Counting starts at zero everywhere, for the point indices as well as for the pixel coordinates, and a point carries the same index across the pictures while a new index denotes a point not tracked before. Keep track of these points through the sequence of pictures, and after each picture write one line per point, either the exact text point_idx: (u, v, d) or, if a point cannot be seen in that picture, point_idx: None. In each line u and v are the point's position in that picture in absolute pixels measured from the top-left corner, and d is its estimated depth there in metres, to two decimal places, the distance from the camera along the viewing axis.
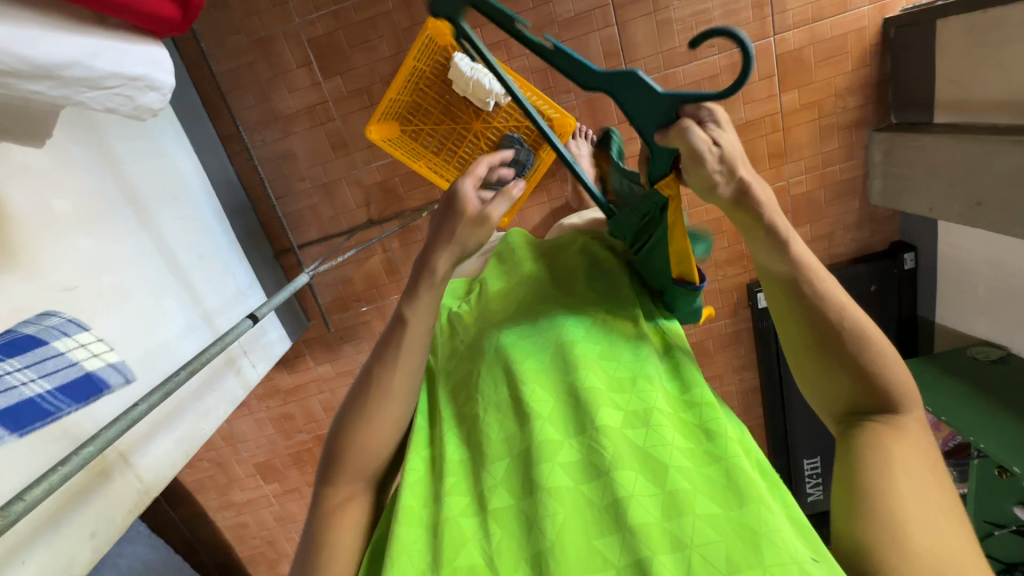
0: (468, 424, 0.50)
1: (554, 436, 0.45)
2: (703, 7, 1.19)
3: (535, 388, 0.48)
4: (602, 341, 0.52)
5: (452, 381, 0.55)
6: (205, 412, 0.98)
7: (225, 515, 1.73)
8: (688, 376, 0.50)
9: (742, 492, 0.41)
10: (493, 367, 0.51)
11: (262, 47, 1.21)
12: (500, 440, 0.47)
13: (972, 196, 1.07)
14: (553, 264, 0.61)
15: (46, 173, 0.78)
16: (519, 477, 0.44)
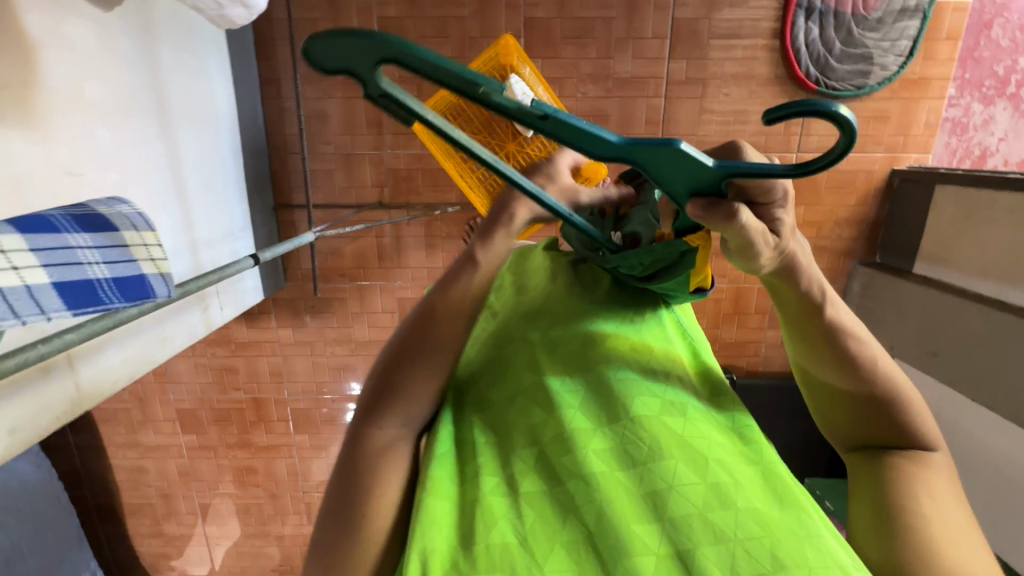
0: (488, 411, 0.52)
1: (587, 427, 0.48)
2: (743, 108, 1.28)
3: (562, 381, 0.51)
4: (633, 345, 0.55)
5: (467, 372, 0.57)
6: (161, 338, 0.94)
7: (126, 455, 1.61)
8: (719, 388, 0.55)
9: (780, 495, 0.45)
10: (517, 358, 0.54)
11: (331, 8, 1.22)
12: (527, 427, 0.49)
13: (930, 346, 1.17)
14: (579, 275, 0.63)
15: (90, 55, 0.76)
16: (551, 462, 0.47)
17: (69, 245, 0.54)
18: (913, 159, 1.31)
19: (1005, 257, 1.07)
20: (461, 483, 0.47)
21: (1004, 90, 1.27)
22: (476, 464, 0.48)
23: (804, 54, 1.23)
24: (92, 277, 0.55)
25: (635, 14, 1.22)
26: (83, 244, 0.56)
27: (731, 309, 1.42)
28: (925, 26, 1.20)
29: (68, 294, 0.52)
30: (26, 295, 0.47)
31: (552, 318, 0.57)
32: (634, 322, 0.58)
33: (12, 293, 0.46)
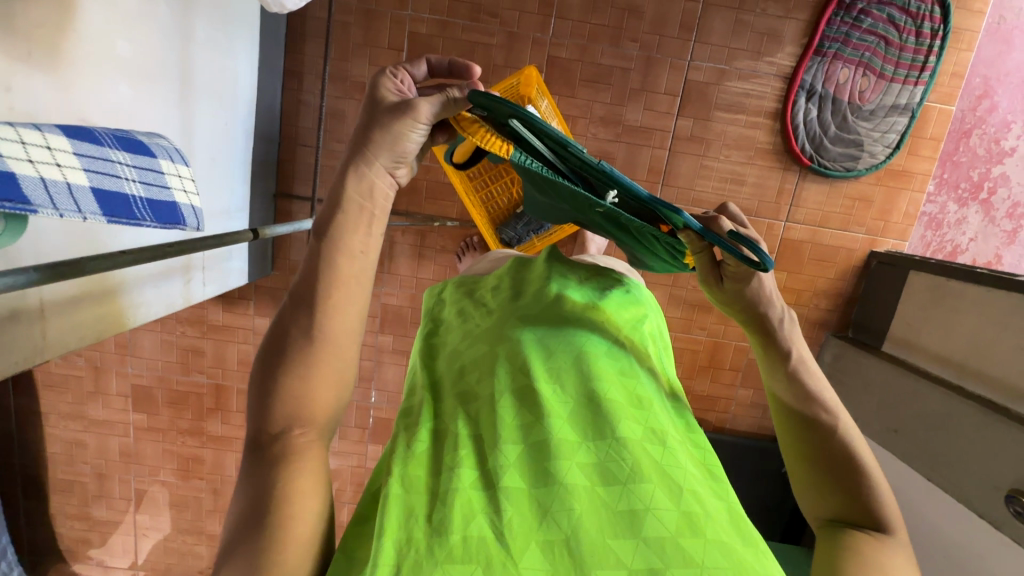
0: (474, 405, 0.53)
1: (571, 439, 0.49)
2: (740, 172, 1.35)
3: (551, 389, 0.53)
4: (621, 364, 0.57)
5: (456, 368, 0.58)
6: (138, 304, 0.91)
7: (68, 427, 1.52)
8: (689, 420, 0.58)
9: (744, 533, 0.46)
10: (507, 358, 0.55)
11: (365, 16, 1.27)
12: (514, 426, 0.50)
13: (891, 423, 1.21)
14: (580, 287, 0.65)
15: (127, 13, 0.77)
16: (531, 462, 0.48)
17: (110, 159, 0.54)
18: (891, 244, 1.39)
19: (967, 345, 1.12)
20: (439, 470, 0.48)
21: (977, 195, 1.38)
22: (455, 453, 0.48)
23: (801, 131, 1.31)
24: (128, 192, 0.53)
25: (651, 70, 1.29)
26: (123, 161, 0.56)
27: (707, 361, 1.45)
28: (912, 124, 1.30)
29: (104, 200, 0.50)
30: (65, 190, 0.47)
31: (548, 326, 0.59)
32: (623, 344, 0.60)
33: (54, 185, 0.46)
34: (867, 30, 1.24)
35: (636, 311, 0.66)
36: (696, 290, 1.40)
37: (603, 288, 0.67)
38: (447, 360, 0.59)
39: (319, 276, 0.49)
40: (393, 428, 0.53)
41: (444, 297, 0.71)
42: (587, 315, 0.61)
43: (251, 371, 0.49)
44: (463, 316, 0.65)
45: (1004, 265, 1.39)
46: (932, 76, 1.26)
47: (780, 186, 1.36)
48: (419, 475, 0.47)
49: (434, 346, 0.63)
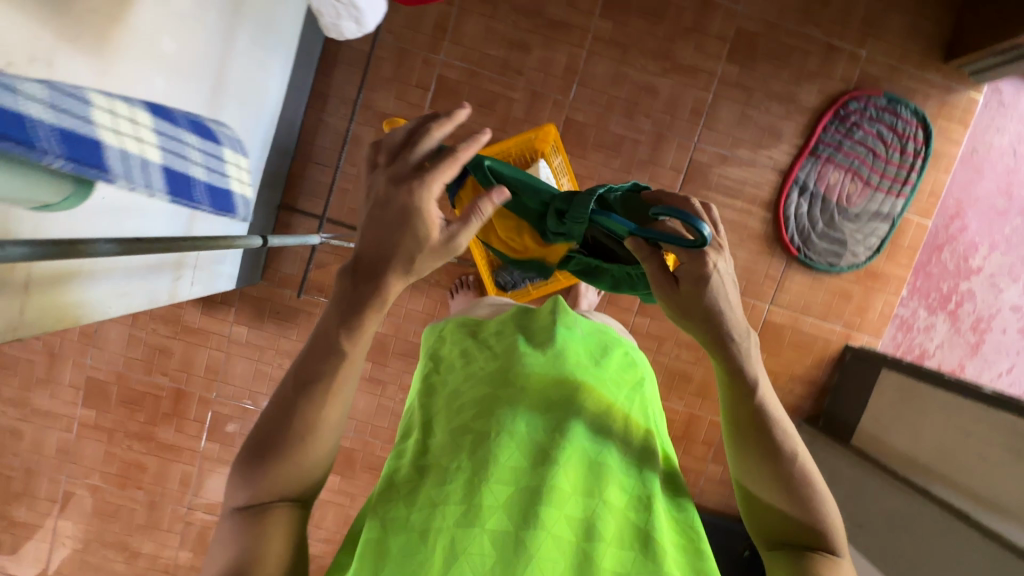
0: (471, 444, 0.53)
1: (561, 491, 0.50)
2: (732, 251, 1.41)
3: (546, 438, 0.54)
4: (616, 426, 0.57)
5: (454, 406, 0.57)
6: (121, 294, 0.88)
7: (7, 413, 1.42)
8: (679, 491, 0.57)
9: None
10: (510, 402, 0.56)
11: (398, 54, 1.33)
12: (508, 468, 0.51)
13: (857, 517, 1.21)
14: (582, 343, 0.66)
15: (178, 15, 0.80)
16: (519, 508, 0.49)
17: (182, 142, 0.56)
18: (866, 340, 1.45)
19: (933, 450, 1.16)
20: (422, 507, 0.49)
21: (946, 305, 1.46)
22: (443, 493, 0.50)
23: (791, 223, 1.39)
24: (190, 174, 0.55)
25: (660, 145, 1.37)
26: (192, 144, 0.58)
27: (681, 431, 1.45)
28: (892, 231, 1.39)
29: (169, 180, 0.52)
30: (139, 165, 0.48)
31: (552, 376, 0.59)
32: (622, 406, 0.60)
33: (132, 160, 0.48)
34: (858, 141, 1.35)
35: (636, 375, 0.66)
36: (678, 359, 1.43)
37: (605, 350, 0.67)
38: (445, 402, 0.59)
39: (318, 345, 0.54)
40: (386, 464, 0.55)
41: (444, 336, 0.71)
42: (590, 373, 0.61)
43: (248, 435, 0.54)
44: (466, 360, 0.64)
45: (966, 374, 1.47)
46: (912, 191, 1.36)
47: (767, 270, 1.42)
48: (400, 514, 0.50)
49: (433, 387, 0.63)
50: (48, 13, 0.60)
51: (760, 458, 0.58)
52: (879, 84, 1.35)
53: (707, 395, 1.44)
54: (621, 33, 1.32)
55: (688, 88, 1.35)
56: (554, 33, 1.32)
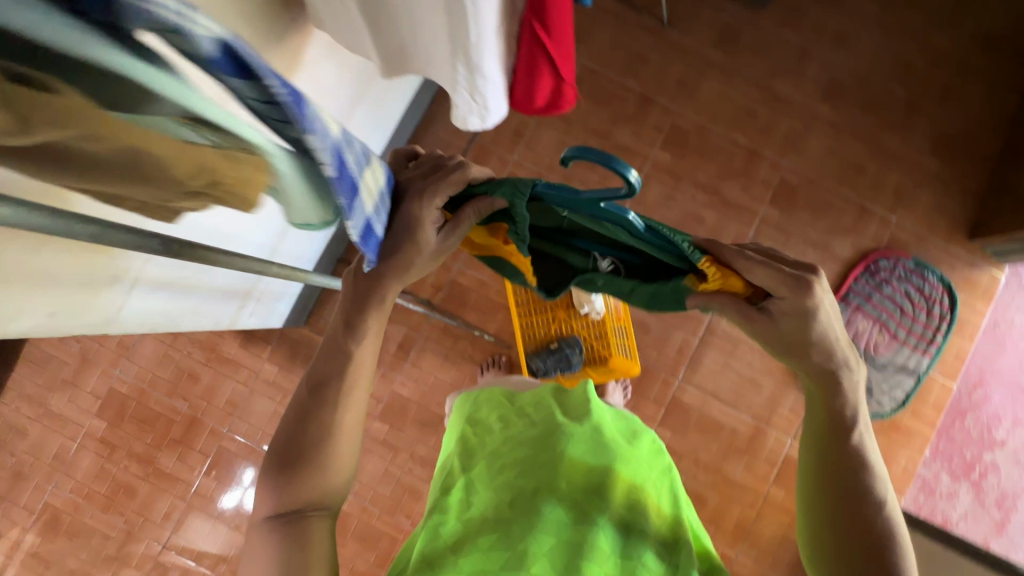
0: (516, 502, 0.65)
1: (601, 548, 0.60)
2: (759, 379, 1.44)
3: (590, 502, 0.64)
4: (649, 502, 0.67)
5: (498, 466, 0.69)
6: (196, 312, 0.94)
7: (20, 409, 1.42)
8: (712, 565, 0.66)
9: None
10: (548, 467, 0.66)
11: (477, 149, 1.49)
12: (553, 523, 0.62)
13: None
14: (612, 421, 0.75)
15: (320, 86, 0.92)
16: (562, 561, 0.59)
17: None
18: None
19: None
20: (473, 551, 0.61)
21: (969, 474, 1.44)
22: (495, 542, 0.61)
23: None
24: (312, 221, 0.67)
25: None
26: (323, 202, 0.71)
27: None
28: (918, 387, 1.42)
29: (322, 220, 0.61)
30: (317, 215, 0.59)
31: (591, 446, 0.68)
32: (653, 485, 0.70)
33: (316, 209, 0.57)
34: (887, 296, 1.43)
35: (660, 457, 0.75)
36: (693, 478, 1.41)
37: (630, 429, 0.76)
38: (484, 466, 0.70)
39: (326, 350, 0.64)
40: (433, 512, 0.67)
41: (480, 400, 0.79)
42: (621, 448, 0.70)
43: (272, 443, 0.63)
44: (501, 423, 0.74)
45: (995, 552, 1.41)
46: (937, 351, 1.42)
47: (793, 404, 1.43)
48: (455, 555, 0.62)
49: (472, 446, 0.74)
50: None
51: (840, 481, 0.63)
52: (908, 248, 1.47)
53: (721, 524, 1.39)
54: (676, 165, 1.48)
55: (732, 222, 1.47)
56: (618, 154, 1.48)
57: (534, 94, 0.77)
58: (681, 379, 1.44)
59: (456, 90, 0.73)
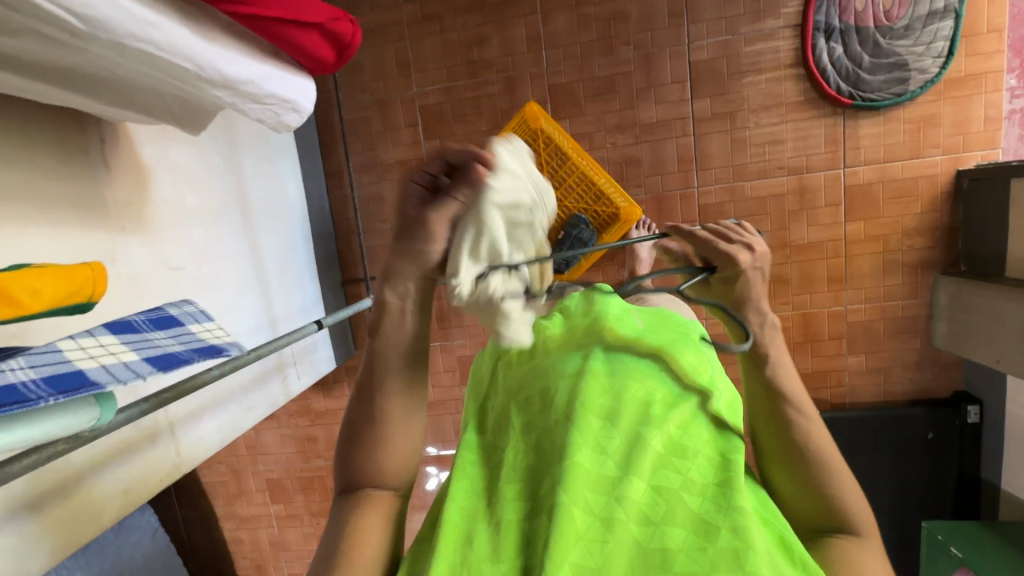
0: (503, 375, 0.62)
1: (585, 443, 0.50)
2: (777, 133, 1.26)
3: (589, 392, 0.53)
4: (663, 454, 0.51)
5: (519, 354, 0.63)
6: (247, 408, 1.05)
7: (225, 526, 1.71)
8: (721, 509, 0.47)
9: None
10: (554, 364, 0.58)
11: (380, 107, 1.37)
12: (569, 359, 0.58)
13: (992, 355, 1.13)
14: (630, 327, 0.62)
15: (185, 170, 0.92)
16: (557, 398, 0.54)
17: (149, 339, 0.55)
18: (981, 156, 1.20)
19: None
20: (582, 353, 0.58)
21: None
22: (574, 361, 0.58)
23: (831, 73, 1.20)
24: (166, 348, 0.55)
25: (652, 63, 1.26)
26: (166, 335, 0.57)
27: (802, 336, 1.34)
28: (961, 25, 1.15)
29: (156, 363, 0.52)
30: (120, 367, 0.49)
31: (599, 409, 0.53)
32: (658, 454, 0.51)
33: (112, 367, 0.48)
34: None
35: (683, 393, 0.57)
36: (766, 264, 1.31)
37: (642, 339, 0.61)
38: (507, 392, 0.59)
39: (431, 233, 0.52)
40: (558, 344, 0.62)
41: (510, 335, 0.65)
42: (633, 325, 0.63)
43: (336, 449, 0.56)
44: (543, 344, 0.62)
45: None
46: None
47: (827, 133, 1.24)
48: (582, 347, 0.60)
49: (515, 352, 0.63)
50: (91, 221, 0.74)
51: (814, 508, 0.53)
52: None
53: (816, 287, 1.31)
54: None
55: None
56: (503, 14, 1.29)
57: (313, 55, 0.66)
58: (698, 185, 1.30)
59: (243, 109, 0.66)
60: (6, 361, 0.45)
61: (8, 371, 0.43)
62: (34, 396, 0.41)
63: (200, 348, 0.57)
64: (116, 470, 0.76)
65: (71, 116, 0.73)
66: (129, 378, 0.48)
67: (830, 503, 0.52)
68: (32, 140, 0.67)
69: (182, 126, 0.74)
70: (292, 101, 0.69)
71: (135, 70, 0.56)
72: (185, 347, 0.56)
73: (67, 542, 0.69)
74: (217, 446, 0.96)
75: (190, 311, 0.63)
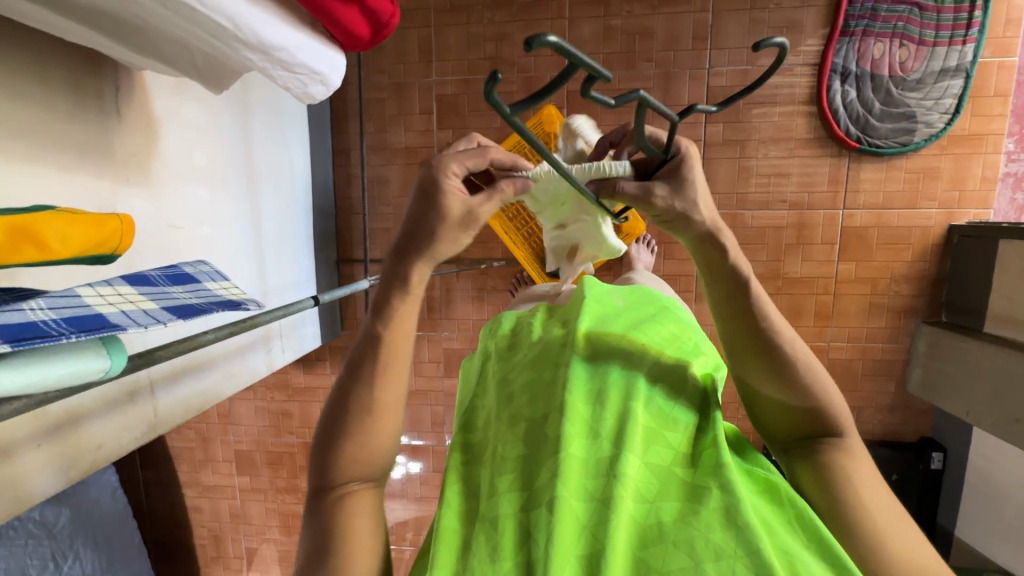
0: (496, 360, 0.63)
1: (574, 431, 0.51)
2: (783, 166, 1.28)
3: (574, 383, 0.54)
4: (653, 438, 0.52)
5: (506, 344, 0.64)
6: (229, 375, 1.04)
7: (186, 493, 1.68)
8: (706, 493, 0.48)
9: (718, 554, 0.45)
10: (546, 355, 0.59)
11: (397, 90, 1.36)
12: (556, 350, 0.59)
13: (961, 407, 1.17)
14: (618, 318, 0.64)
15: (197, 127, 0.91)
16: (549, 386, 0.56)
17: (165, 290, 0.57)
18: (973, 214, 1.24)
19: None
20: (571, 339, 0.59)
21: None
22: (564, 349, 0.59)
23: (842, 115, 1.23)
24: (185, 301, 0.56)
25: (671, 82, 1.28)
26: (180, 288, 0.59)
27: None
28: (971, 85, 1.18)
29: (175, 312, 0.54)
30: (141, 314, 0.51)
31: (588, 396, 0.54)
32: (647, 440, 0.52)
33: (132, 313, 0.50)
34: None
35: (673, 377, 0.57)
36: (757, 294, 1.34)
37: (629, 324, 0.63)
38: (495, 384, 0.59)
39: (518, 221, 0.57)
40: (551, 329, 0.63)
41: (499, 334, 0.66)
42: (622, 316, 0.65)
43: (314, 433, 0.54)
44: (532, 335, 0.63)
45: None
46: (983, 23, 1.15)
47: (830, 173, 1.27)
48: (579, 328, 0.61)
49: (506, 342, 0.65)
50: (97, 166, 0.73)
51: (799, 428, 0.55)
52: None
53: (802, 322, 1.34)
54: None
55: (685, 15, 1.25)
56: (531, 14, 1.29)
57: (349, 30, 0.66)
58: None
59: (270, 74, 0.65)
60: (27, 301, 0.47)
61: (30, 309, 0.45)
62: (55, 332, 0.43)
63: (220, 302, 0.59)
64: (94, 423, 0.75)
65: (88, 57, 0.71)
66: (148, 323, 0.50)
67: (816, 424, 0.54)
68: (46, 77, 0.65)
69: (202, 82, 0.72)
70: (321, 74, 0.68)
71: (168, 21, 0.56)
72: (204, 300, 0.58)
73: (32, 495, 0.67)
74: (194, 409, 0.95)
75: (206, 270, 0.65)
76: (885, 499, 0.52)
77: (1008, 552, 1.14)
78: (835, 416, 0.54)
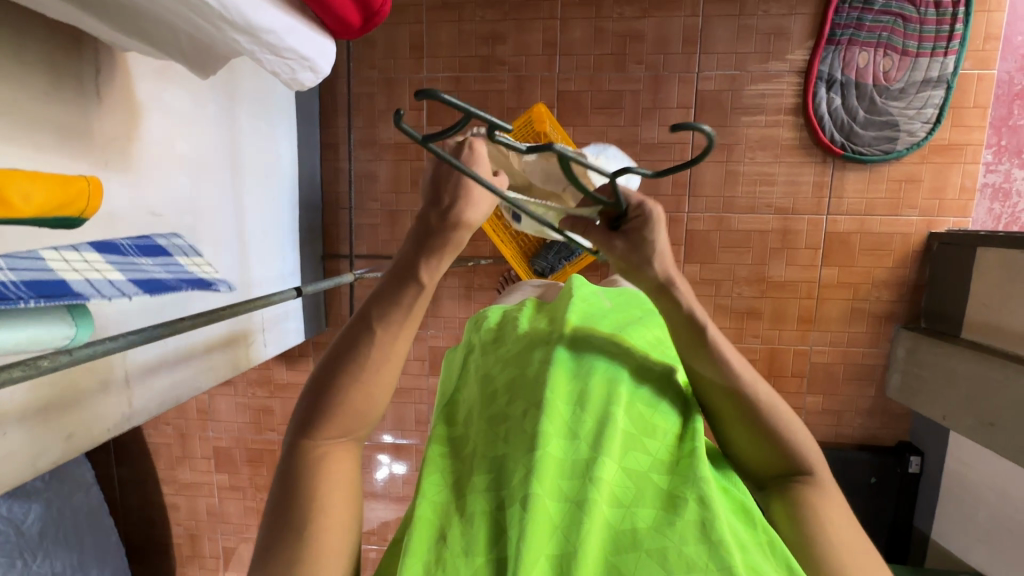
0: (476, 357, 0.62)
1: (553, 432, 0.50)
2: (769, 171, 1.30)
3: (556, 383, 0.54)
4: (632, 441, 0.52)
5: (490, 338, 0.63)
6: (208, 368, 1.02)
7: (162, 490, 1.64)
8: (683, 497, 0.48)
9: (689, 561, 0.45)
10: (527, 352, 0.59)
11: (387, 85, 1.36)
12: (540, 347, 0.59)
13: (938, 411, 1.19)
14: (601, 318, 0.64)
15: (181, 115, 0.89)
16: (529, 383, 0.55)
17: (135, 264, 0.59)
18: (952, 223, 1.27)
19: (1005, 341, 1.09)
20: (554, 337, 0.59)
21: None
22: (547, 347, 0.58)
23: (827, 122, 1.25)
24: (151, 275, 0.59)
25: (661, 85, 1.29)
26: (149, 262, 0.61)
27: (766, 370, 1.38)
28: (951, 96, 1.21)
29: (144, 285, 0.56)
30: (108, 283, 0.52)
31: (570, 397, 0.54)
32: (626, 443, 0.52)
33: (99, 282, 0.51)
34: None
35: (656, 383, 0.57)
36: (742, 297, 1.35)
37: (614, 325, 0.63)
38: (477, 382, 0.58)
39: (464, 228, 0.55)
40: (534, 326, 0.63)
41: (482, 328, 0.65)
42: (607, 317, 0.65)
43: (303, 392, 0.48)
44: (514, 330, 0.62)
45: None
46: (964, 36, 1.17)
47: (815, 179, 1.29)
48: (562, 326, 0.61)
49: (488, 336, 0.64)
50: (75, 150, 0.71)
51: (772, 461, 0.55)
52: None
53: (785, 325, 1.35)
54: None
55: (675, 20, 1.26)
56: (523, 14, 1.30)
57: (338, 16, 0.65)
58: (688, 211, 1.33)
59: (259, 58, 0.64)
60: None
61: None
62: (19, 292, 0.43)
63: (188, 280, 0.63)
64: (63, 414, 0.72)
65: (69, 36, 0.70)
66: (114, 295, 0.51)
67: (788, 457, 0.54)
68: (25, 55, 0.63)
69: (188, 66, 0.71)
70: (310, 60, 0.68)
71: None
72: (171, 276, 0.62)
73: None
74: (171, 402, 0.93)
75: (178, 243, 0.69)
76: (852, 526, 0.53)
77: (981, 554, 1.16)
78: (802, 450, 0.54)
